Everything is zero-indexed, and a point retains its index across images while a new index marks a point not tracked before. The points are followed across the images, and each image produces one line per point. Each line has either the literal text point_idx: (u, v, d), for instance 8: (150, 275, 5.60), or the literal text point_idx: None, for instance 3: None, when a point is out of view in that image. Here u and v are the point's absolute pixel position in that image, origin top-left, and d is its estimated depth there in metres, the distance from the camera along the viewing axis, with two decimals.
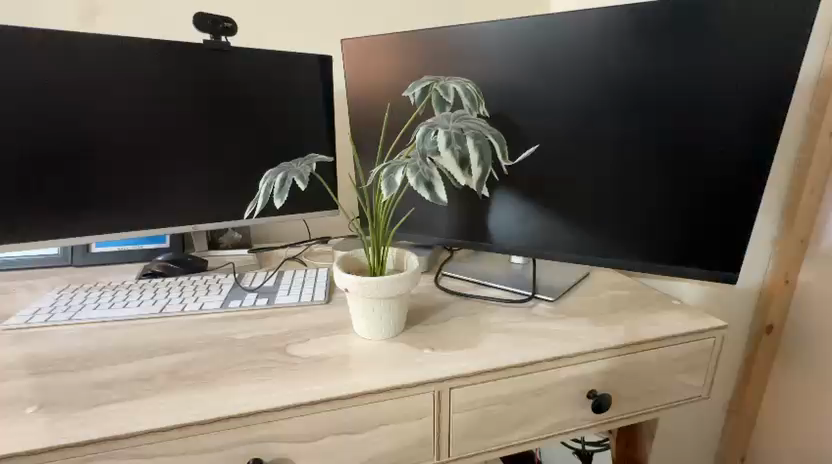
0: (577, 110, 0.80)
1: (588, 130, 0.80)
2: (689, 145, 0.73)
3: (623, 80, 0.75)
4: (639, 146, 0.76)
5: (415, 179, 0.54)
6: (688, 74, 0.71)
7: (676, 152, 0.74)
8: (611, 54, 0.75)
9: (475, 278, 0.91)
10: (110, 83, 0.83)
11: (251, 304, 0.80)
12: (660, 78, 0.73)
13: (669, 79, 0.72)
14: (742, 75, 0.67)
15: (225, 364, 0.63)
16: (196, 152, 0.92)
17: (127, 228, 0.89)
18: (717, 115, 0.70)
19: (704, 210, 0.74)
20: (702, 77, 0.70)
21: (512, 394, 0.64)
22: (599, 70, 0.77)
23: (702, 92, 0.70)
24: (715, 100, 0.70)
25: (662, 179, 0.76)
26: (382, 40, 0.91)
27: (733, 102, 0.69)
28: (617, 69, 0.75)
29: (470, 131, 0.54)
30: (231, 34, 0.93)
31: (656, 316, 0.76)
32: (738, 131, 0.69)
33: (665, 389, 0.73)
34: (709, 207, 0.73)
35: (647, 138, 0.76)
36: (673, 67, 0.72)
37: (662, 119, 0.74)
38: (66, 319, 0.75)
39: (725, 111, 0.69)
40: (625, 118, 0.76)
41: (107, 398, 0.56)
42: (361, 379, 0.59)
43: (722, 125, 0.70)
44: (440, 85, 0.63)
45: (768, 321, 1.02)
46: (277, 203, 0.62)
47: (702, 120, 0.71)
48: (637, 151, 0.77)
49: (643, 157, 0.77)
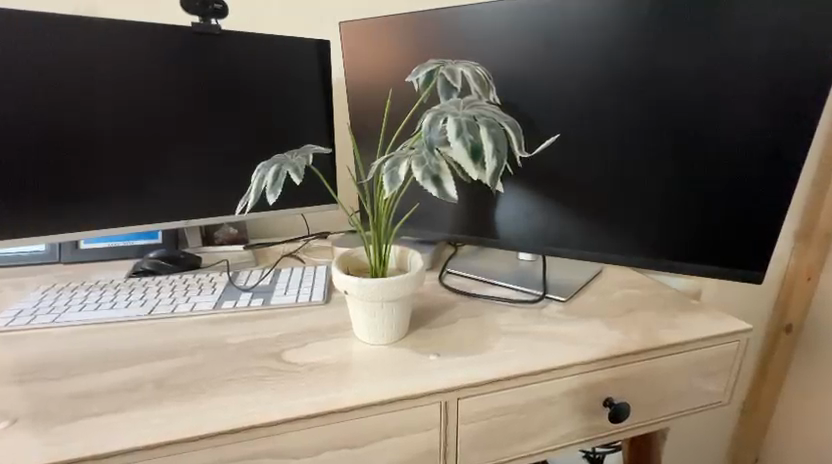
0: (582, 106, 0.75)
1: (594, 127, 0.75)
2: (706, 143, 0.68)
3: (630, 76, 0.70)
4: (652, 143, 0.71)
5: (422, 172, 0.49)
6: (700, 68, 0.66)
7: (690, 150, 0.69)
8: (617, 48, 0.71)
9: (481, 277, 0.86)
10: (91, 69, 0.77)
11: (246, 304, 0.76)
12: (671, 72, 0.68)
13: (681, 73, 0.67)
14: (756, 71, 0.63)
15: (218, 372, 0.59)
16: (186, 144, 0.86)
17: (116, 224, 0.84)
18: (732, 112, 0.66)
19: (722, 212, 0.69)
20: (714, 73, 0.66)
21: (525, 404, 0.60)
22: (604, 65, 0.72)
23: (715, 88, 0.66)
24: (730, 97, 0.65)
25: (675, 177, 0.71)
26: (383, 23, 0.85)
27: (751, 97, 0.64)
28: (623, 65, 0.71)
29: (483, 119, 0.49)
30: (222, 16, 0.86)
31: (675, 317, 0.72)
32: (756, 129, 0.65)
33: (684, 395, 0.69)
34: (726, 209, 0.69)
35: (658, 135, 0.71)
36: (683, 62, 0.67)
37: (674, 117, 0.69)
38: (50, 321, 0.70)
39: (741, 108, 0.65)
40: (635, 113, 0.71)
41: (90, 410, 0.52)
42: (364, 389, 0.55)
43: (739, 122, 0.65)
44: (447, 69, 0.58)
45: (786, 321, 0.97)
46: (270, 198, 0.57)
47: (718, 117, 0.67)
48: (648, 148, 0.72)
49: (654, 155, 0.72)
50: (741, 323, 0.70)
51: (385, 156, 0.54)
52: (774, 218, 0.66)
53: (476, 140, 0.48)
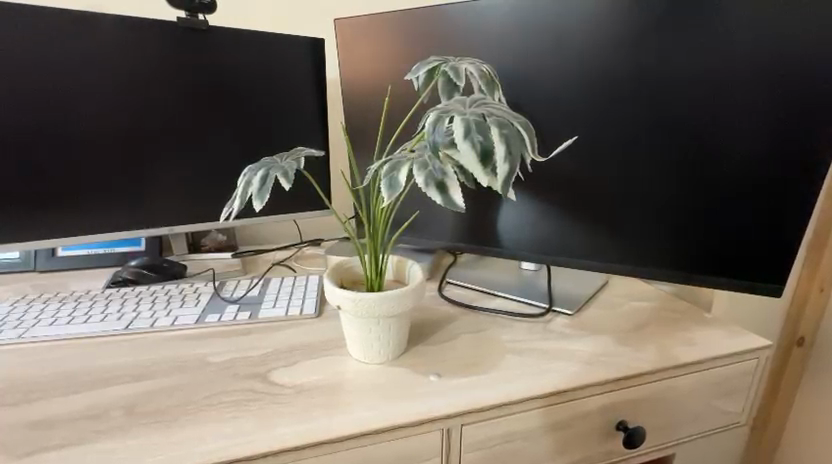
0: (586, 109, 0.71)
1: (598, 130, 0.71)
2: (718, 147, 0.64)
3: (635, 76, 0.67)
4: (662, 148, 0.67)
5: (424, 178, 0.45)
6: (708, 68, 0.63)
7: (700, 155, 0.65)
8: (621, 48, 0.67)
9: (483, 288, 0.82)
10: (53, 64, 0.71)
11: (232, 318, 0.70)
12: (677, 73, 0.64)
13: (688, 74, 0.64)
14: (769, 70, 0.59)
15: (197, 396, 0.54)
16: (169, 146, 0.81)
17: (93, 231, 0.78)
18: (744, 115, 0.62)
19: (736, 221, 0.65)
20: (724, 74, 0.62)
21: (531, 430, 0.56)
22: (608, 65, 0.68)
23: (725, 89, 0.62)
24: (747, 99, 0.61)
25: (687, 185, 0.67)
26: (380, 21, 0.82)
27: (767, 100, 0.60)
28: (628, 66, 0.67)
29: (493, 118, 0.44)
30: (210, 11, 0.82)
31: (689, 333, 0.68)
32: (772, 133, 0.61)
33: (701, 417, 0.65)
34: (741, 218, 0.65)
35: (669, 140, 0.67)
36: (691, 62, 0.63)
37: (683, 120, 0.65)
38: (16, 336, 0.65)
39: (754, 110, 0.61)
40: (642, 116, 0.68)
41: (49, 442, 0.47)
42: (356, 415, 0.50)
43: (752, 125, 0.62)
44: (450, 66, 0.54)
45: (799, 332, 0.93)
46: (256, 206, 0.52)
47: (729, 119, 0.63)
48: (660, 155, 0.68)
49: (662, 159, 0.68)
50: (757, 340, 0.66)
51: (383, 160, 0.50)
52: (791, 226, 0.62)
53: (486, 141, 0.43)
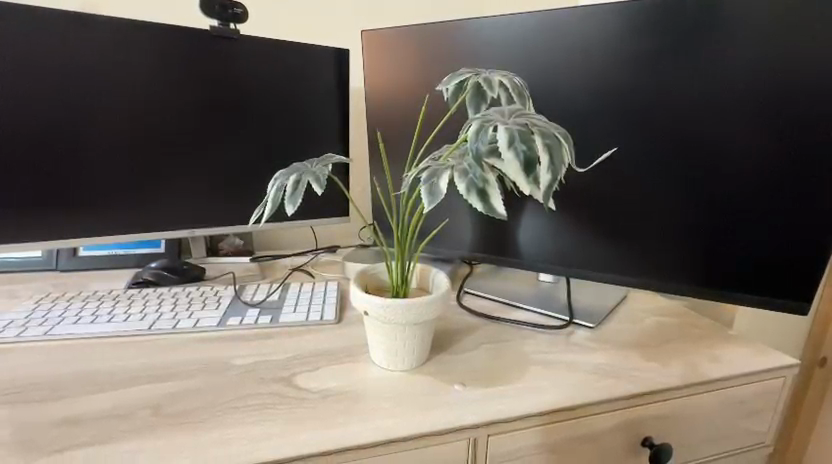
0: (600, 121, 0.72)
1: (611, 142, 0.72)
2: (726, 160, 0.65)
3: (643, 91, 0.68)
4: (676, 157, 0.68)
5: (465, 185, 0.47)
6: (721, 78, 0.63)
7: (708, 164, 0.66)
8: (629, 62, 0.68)
9: (501, 298, 0.82)
10: (86, 69, 0.73)
11: (253, 322, 0.71)
12: (682, 88, 0.66)
13: (692, 89, 0.65)
14: (767, 87, 0.61)
15: (222, 399, 0.54)
16: (194, 150, 0.83)
17: (119, 230, 0.79)
18: (748, 130, 0.63)
19: (747, 234, 0.65)
20: (733, 85, 0.63)
21: (556, 443, 0.55)
22: (618, 79, 0.69)
23: (736, 98, 0.63)
24: (762, 108, 0.61)
25: (701, 194, 0.67)
26: (403, 32, 0.84)
27: (781, 110, 0.60)
28: (642, 78, 0.68)
29: (536, 129, 0.45)
30: (241, 21, 0.84)
31: (714, 350, 0.67)
32: (776, 147, 0.61)
33: (727, 436, 0.64)
34: (753, 231, 0.65)
35: (681, 149, 0.67)
36: (698, 74, 0.64)
37: (691, 134, 0.66)
38: (42, 334, 0.66)
39: (757, 124, 0.62)
40: (656, 126, 0.68)
41: (77, 440, 0.47)
42: (383, 423, 0.50)
43: (758, 139, 0.62)
44: (483, 78, 0.54)
45: (820, 354, 0.87)
46: (288, 210, 0.52)
47: (742, 128, 0.63)
48: (673, 163, 0.68)
49: (672, 172, 0.68)
50: (783, 359, 0.65)
51: (420, 168, 0.51)
52: (801, 236, 0.62)
53: (529, 151, 0.44)
